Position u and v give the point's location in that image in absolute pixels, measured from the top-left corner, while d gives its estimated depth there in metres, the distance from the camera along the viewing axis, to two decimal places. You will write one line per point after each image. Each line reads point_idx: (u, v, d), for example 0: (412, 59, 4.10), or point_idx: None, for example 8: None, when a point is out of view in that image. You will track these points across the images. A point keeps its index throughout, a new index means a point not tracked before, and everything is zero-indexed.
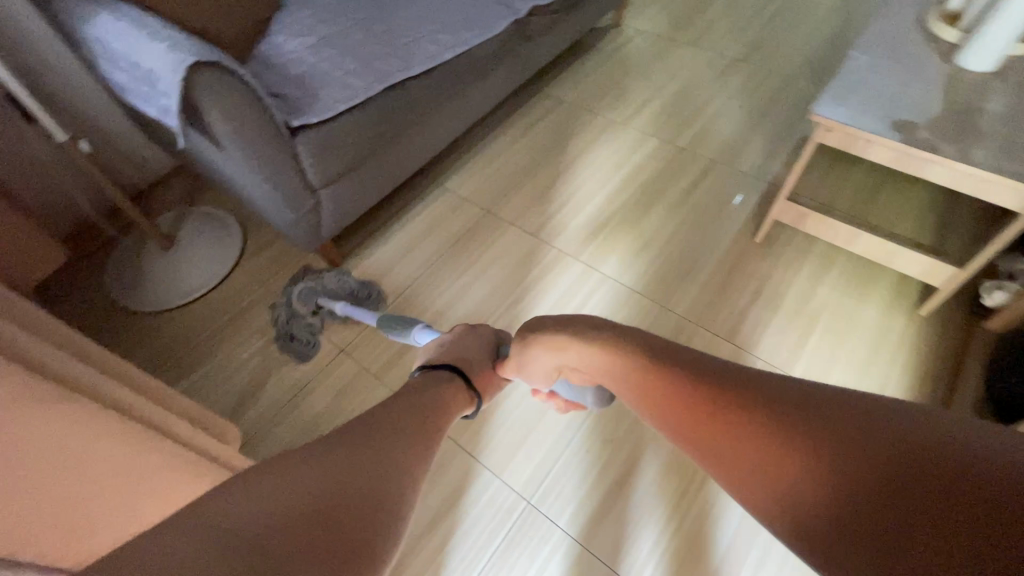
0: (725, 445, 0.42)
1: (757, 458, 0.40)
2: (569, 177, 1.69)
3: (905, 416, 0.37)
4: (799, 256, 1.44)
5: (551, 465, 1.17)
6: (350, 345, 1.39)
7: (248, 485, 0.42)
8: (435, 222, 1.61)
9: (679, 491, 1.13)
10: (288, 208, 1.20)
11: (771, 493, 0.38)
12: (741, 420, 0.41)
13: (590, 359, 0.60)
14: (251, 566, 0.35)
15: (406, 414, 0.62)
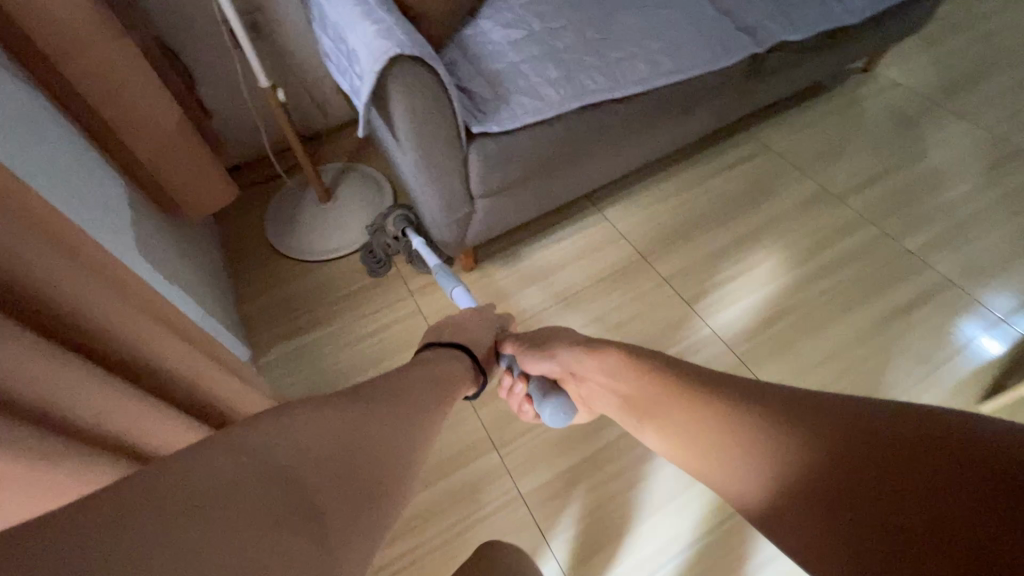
0: (745, 461, 0.57)
1: (777, 472, 0.53)
2: (750, 246, 1.43)
3: (895, 416, 0.49)
4: None
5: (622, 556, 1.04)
6: None
7: (292, 415, 0.49)
8: (583, 251, 1.44)
9: None
10: (441, 210, 1.12)
11: (789, 497, 0.51)
12: (752, 435, 0.57)
13: (611, 363, 0.82)
14: (274, 503, 0.39)
15: (413, 396, 0.70)
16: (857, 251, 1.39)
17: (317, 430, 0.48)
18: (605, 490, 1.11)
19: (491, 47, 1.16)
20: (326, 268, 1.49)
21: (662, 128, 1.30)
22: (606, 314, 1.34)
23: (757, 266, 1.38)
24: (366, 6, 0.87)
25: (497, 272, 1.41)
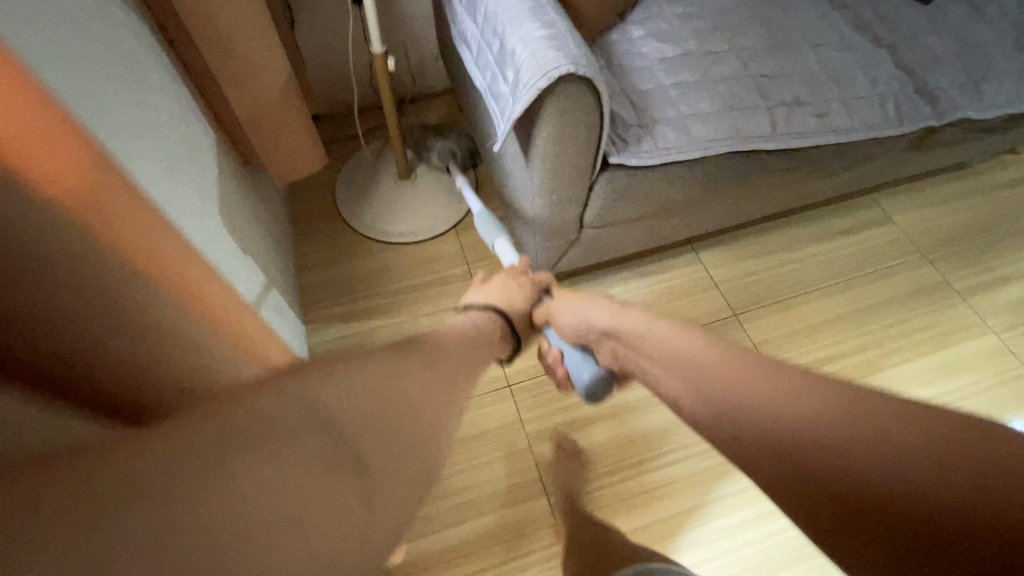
0: (837, 462, 0.48)
1: (874, 461, 0.47)
2: (857, 325, 1.30)
3: (985, 440, 0.47)
4: None
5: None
6: (520, 386, 1.19)
7: (281, 394, 0.41)
8: (674, 294, 1.32)
9: None
10: (546, 237, 1.01)
11: (857, 483, 0.46)
12: (849, 449, 0.48)
13: (638, 326, 0.72)
14: (217, 488, 0.34)
15: (454, 337, 0.66)
16: (975, 361, 1.25)
17: (348, 380, 0.44)
18: None
19: (640, 62, 1.02)
20: (394, 252, 1.39)
21: (798, 184, 1.15)
22: None
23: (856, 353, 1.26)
24: (537, 4, 0.75)
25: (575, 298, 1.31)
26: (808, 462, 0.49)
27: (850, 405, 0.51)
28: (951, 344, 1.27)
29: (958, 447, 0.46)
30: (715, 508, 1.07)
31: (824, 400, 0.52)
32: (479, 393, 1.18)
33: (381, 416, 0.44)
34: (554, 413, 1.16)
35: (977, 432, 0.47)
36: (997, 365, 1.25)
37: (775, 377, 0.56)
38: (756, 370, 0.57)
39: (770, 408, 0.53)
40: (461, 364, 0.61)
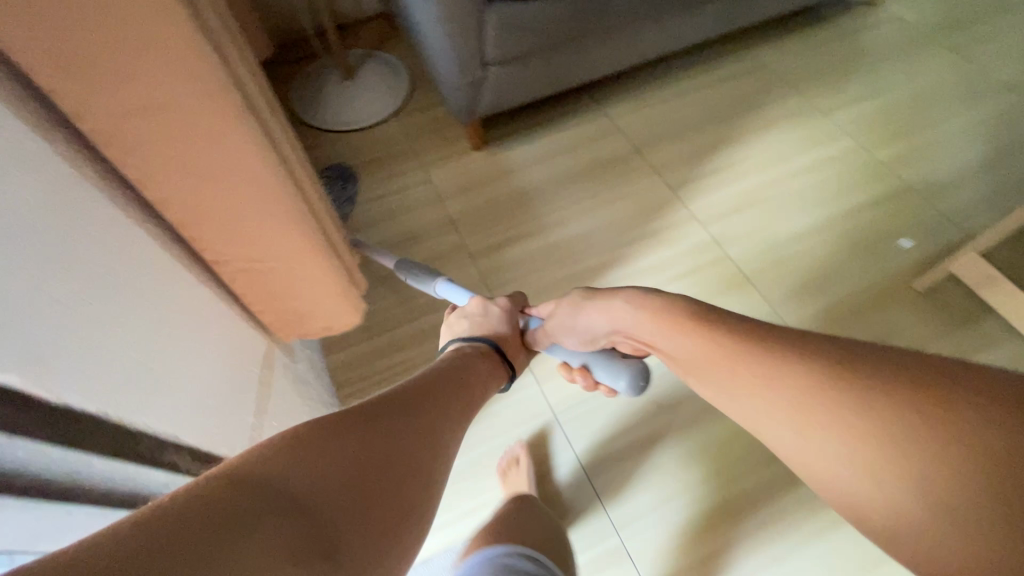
0: (824, 410, 0.49)
1: (854, 419, 0.47)
2: (737, 144, 1.54)
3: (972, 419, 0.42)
4: (953, 316, 1.21)
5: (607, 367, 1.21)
6: (460, 218, 1.45)
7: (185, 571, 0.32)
8: (584, 141, 1.57)
9: (712, 466, 1.09)
10: (457, 75, 1.29)
11: (833, 436, 0.48)
12: (848, 379, 0.49)
13: (628, 312, 0.73)
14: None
15: (412, 416, 0.63)
16: (833, 158, 1.49)
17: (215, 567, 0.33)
18: None
19: None
20: (360, 133, 1.62)
21: (662, 22, 1.41)
22: (593, 193, 1.47)
23: (766, 187, 1.45)
24: None
25: (501, 154, 1.55)
26: (822, 483, 0.50)
27: (801, 396, 0.51)
28: (813, 146, 1.52)
29: (892, 431, 0.45)
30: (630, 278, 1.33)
31: (808, 387, 0.51)
32: (428, 229, 1.43)
33: (403, 481, 0.53)
34: (490, 233, 1.42)
35: (840, 407, 0.48)
36: (849, 157, 1.49)
37: (890, 438, 0.45)
38: (777, 379, 0.53)
39: (782, 403, 0.53)
40: (419, 426, 0.62)
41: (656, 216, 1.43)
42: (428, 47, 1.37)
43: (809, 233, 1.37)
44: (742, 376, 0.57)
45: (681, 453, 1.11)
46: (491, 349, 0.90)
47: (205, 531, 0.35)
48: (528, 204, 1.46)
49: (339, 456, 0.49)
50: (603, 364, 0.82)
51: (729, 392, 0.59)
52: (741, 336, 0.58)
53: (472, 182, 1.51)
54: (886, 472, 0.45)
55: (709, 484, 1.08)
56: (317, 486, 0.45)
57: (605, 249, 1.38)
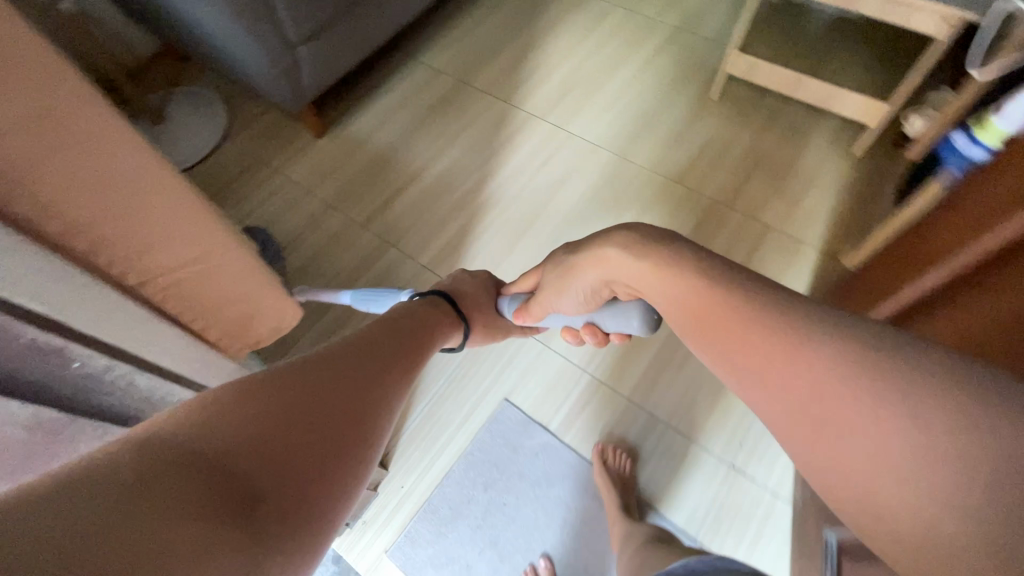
0: (799, 379, 0.40)
1: (868, 403, 0.36)
2: (538, 45, 1.74)
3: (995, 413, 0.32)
4: (743, 107, 1.53)
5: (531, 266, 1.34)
6: (336, 200, 1.49)
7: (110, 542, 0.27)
8: (414, 91, 1.67)
9: None
10: (270, 65, 1.33)
11: (828, 452, 0.38)
12: (810, 358, 0.39)
13: (589, 273, 0.66)
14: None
15: (367, 352, 0.57)
16: (614, 28, 1.75)
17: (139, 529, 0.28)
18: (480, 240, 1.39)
19: None
20: (201, 165, 1.58)
21: None
22: (442, 130, 1.59)
23: (577, 69, 1.67)
24: None
25: (344, 130, 1.61)
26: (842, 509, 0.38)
27: (798, 363, 0.40)
28: (596, 25, 1.76)
29: (939, 449, 0.33)
30: (505, 183, 1.48)
31: (780, 354, 0.41)
32: (311, 222, 1.47)
33: (345, 400, 0.47)
34: (370, 200, 1.49)
35: (865, 386, 0.37)
36: (626, 23, 1.75)
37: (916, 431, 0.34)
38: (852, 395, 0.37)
39: (782, 372, 0.41)
40: (389, 373, 0.56)
41: (503, 127, 1.59)
42: (227, 54, 1.37)
43: (622, 91, 1.61)
44: (724, 363, 0.47)
45: None
46: (444, 300, 0.84)
47: (140, 492, 0.30)
48: (391, 161, 1.55)
49: (297, 407, 0.42)
50: (607, 315, 0.73)
51: (683, 312, 0.51)
52: (664, 278, 0.54)
53: (331, 165, 1.55)
54: (904, 501, 0.34)
55: None
56: (266, 428, 0.39)
57: (476, 168, 1.51)
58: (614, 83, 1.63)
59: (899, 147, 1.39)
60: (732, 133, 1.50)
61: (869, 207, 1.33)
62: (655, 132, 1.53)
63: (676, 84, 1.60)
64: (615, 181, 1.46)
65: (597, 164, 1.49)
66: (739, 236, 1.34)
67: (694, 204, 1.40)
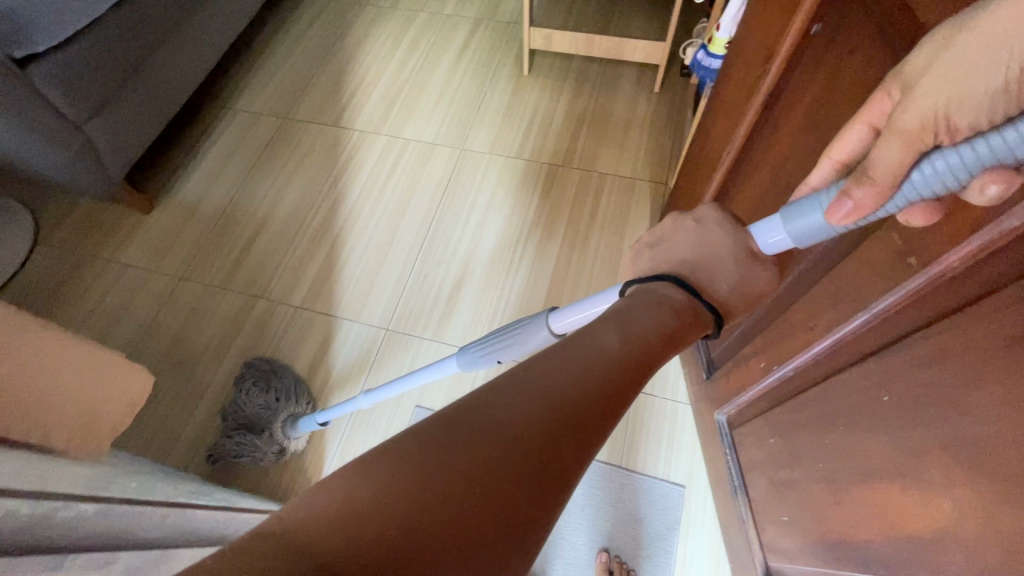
0: None
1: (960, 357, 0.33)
2: (352, 63, 1.75)
3: None
4: (554, 76, 1.65)
5: (407, 274, 1.36)
6: (187, 272, 1.40)
7: None
8: (237, 140, 1.61)
9: (508, 263, 1.36)
10: (57, 150, 1.22)
11: None
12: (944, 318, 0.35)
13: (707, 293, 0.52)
14: None
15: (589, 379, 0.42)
16: (419, 32, 1.80)
17: None
18: (350, 264, 1.38)
19: None
20: (13, 280, 1.40)
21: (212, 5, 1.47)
22: (280, 170, 1.55)
23: (395, 78, 1.71)
24: None
25: (173, 198, 1.51)
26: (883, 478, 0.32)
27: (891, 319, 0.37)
28: (401, 32, 1.80)
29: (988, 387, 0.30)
30: (359, 203, 1.48)
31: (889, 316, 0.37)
32: (165, 301, 1.37)
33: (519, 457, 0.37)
34: (223, 260, 1.42)
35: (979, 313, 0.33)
36: (429, 25, 1.81)
37: None
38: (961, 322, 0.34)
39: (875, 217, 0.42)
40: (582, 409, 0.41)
41: (340, 151, 1.58)
42: (2, 152, 1.22)
43: (444, 87, 1.67)
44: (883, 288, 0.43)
45: (485, 274, 1.35)
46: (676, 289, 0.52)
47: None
48: (233, 215, 1.48)
49: (498, 464, 0.36)
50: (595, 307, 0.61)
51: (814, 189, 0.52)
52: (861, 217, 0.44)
53: (169, 237, 1.45)
54: None
55: (513, 278, 1.34)
56: (415, 522, 0.33)
57: (324, 196, 1.49)
58: (434, 82, 1.68)
59: (686, 76, 1.59)
60: (552, 99, 1.61)
61: (680, 131, 1.51)
62: (485, 116, 1.61)
63: (489, 70, 1.69)
64: (462, 172, 1.51)
65: (441, 160, 1.54)
66: (584, 187, 1.46)
67: (539, 171, 1.50)
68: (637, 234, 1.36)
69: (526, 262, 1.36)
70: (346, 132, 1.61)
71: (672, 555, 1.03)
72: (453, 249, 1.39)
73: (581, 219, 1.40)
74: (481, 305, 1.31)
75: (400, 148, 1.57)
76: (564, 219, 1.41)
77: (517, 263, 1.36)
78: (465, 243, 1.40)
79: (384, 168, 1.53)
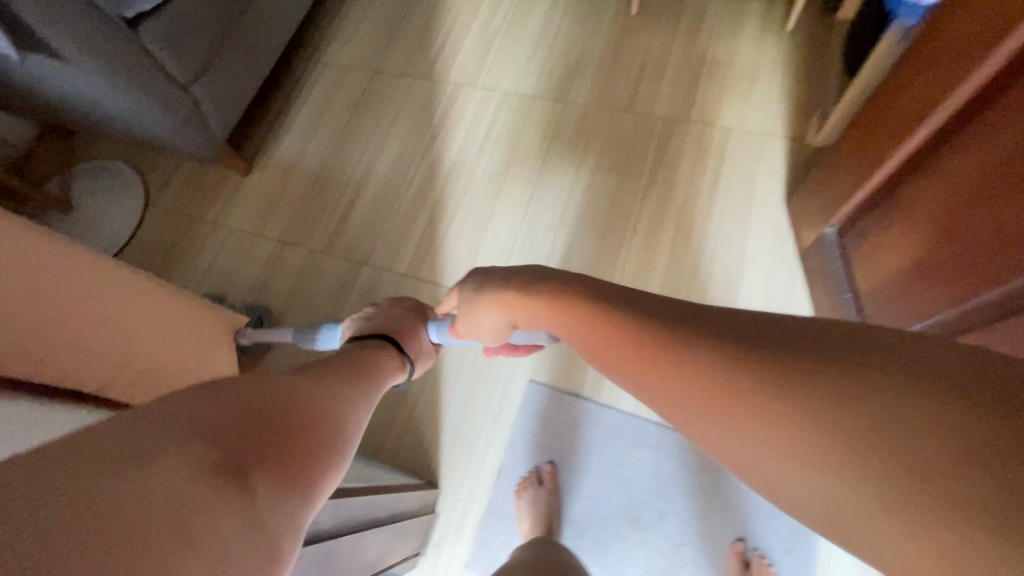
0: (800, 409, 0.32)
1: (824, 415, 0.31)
2: (442, 8, 1.62)
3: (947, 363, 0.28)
4: (668, 16, 1.47)
5: (513, 242, 1.29)
6: (290, 236, 1.39)
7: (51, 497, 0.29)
8: (329, 96, 1.55)
9: (620, 231, 1.27)
10: (168, 114, 1.20)
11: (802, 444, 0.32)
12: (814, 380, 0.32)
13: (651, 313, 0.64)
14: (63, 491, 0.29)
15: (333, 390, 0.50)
16: None
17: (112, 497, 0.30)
18: (452, 231, 1.33)
19: None
20: (131, 241, 1.44)
21: None
22: (374, 128, 1.48)
23: (488, 24, 1.57)
24: None
25: (271, 160, 1.49)
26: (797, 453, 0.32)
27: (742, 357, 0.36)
28: None
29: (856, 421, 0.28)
30: (457, 164, 1.41)
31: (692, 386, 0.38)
32: (271, 265, 1.37)
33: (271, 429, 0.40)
34: (324, 225, 1.39)
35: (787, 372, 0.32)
36: None
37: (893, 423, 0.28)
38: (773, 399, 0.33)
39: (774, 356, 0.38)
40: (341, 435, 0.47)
41: (434, 107, 1.49)
42: (115, 117, 1.22)
43: (544, 32, 1.53)
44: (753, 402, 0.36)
45: (596, 242, 1.26)
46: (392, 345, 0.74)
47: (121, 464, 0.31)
48: (331, 177, 1.44)
49: (240, 417, 0.39)
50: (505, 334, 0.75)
51: None
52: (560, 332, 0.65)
53: (270, 200, 1.44)
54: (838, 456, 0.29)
55: (626, 248, 1.25)
56: (230, 432, 0.37)
57: (422, 157, 1.43)
58: (532, 27, 1.54)
59: (830, 12, 1.36)
60: (667, 43, 1.44)
61: (821, 79, 1.31)
62: (591, 64, 1.46)
63: (594, 11, 1.52)
64: (566, 129, 1.40)
65: (542, 115, 1.42)
66: (705, 145, 1.31)
67: (652, 127, 1.36)
68: (768, 199, 1.22)
69: (640, 230, 1.26)
70: (439, 86, 1.51)
71: (813, 550, 0.97)
72: (560, 215, 1.30)
73: (701, 182, 1.28)
74: (593, 276, 1.23)
75: (498, 103, 1.46)
76: (682, 182, 1.29)
77: (630, 230, 1.26)
78: (571, 208, 1.31)
79: (482, 125, 1.44)
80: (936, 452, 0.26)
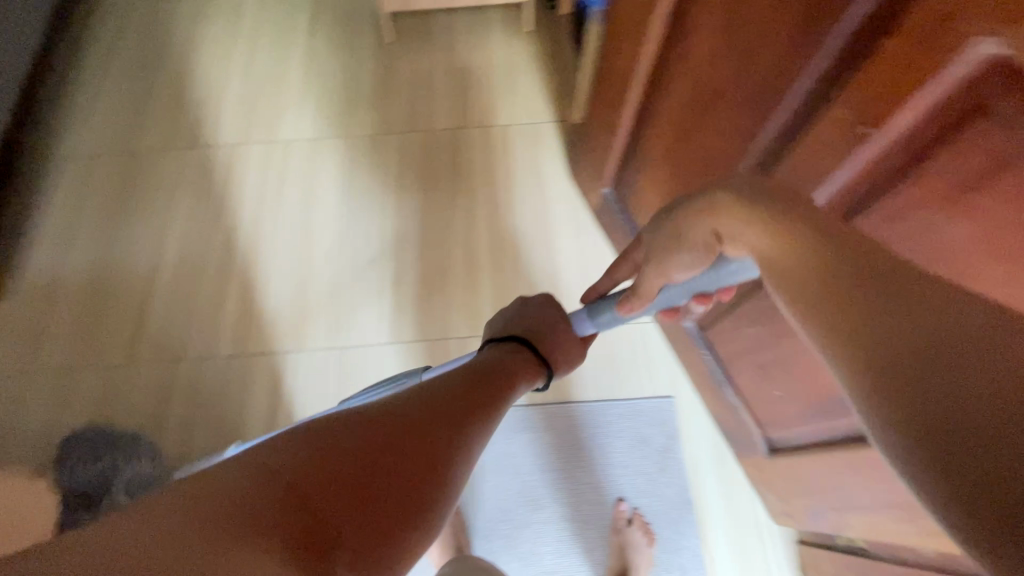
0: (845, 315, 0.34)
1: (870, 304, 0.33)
2: (188, 71, 1.52)
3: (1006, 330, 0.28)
4: (420, 37, 1.55)
5: (339, 283, 1.26)
6: (76, 358, 1.19)
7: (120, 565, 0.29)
8: (79, 191, 1.35)
9: (440, 241, 1.31)
10: None
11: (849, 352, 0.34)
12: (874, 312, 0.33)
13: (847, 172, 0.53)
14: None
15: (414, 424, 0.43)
16: (255, 19, 1.59)
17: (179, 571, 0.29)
18: (270, 293, 1.25)
19: None
20: None
21: None
22: (147, 212, 1.33)
23: (245, 77, 1.51)
24: None
25: (23, 281, 1.25)
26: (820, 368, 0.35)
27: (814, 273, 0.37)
28: (236, 23, 1.58)
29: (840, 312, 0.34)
30: (256, 225, 1.33)
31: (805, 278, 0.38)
32: (60, 398, 1.15)
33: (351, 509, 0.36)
34: (116, 332, 1.21)
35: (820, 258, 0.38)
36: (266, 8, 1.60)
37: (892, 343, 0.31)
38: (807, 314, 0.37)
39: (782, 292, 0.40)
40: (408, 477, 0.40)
41: (211, 173, 1.39)
42: None
43: (307, 73, 1.51)
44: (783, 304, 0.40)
45: (420, 259, 1.29)
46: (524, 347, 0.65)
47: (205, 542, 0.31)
48: (109, 278, 1.26)
49: (317, 490, 0.35)
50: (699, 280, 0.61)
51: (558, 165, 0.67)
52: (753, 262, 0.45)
53: (36, 326, 1.21)
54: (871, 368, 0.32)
55: (450, 255, 1.29)
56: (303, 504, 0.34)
57: (213, 228, 1.32)
58: (292, 71, 1.51)
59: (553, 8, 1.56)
60: (428, 61, 1.52)
61: (564, 64, 1.49)
62: (363, 95, 1.48)
63: (350, 44, 1.55)
64: (358, 161, 1.40)
65: (330, 154, 1.41)
66: (490, 145, 1.41)
67: (438, 139, 1.43)
68: (555, 176, 1.36)
69: (457, 235, 1.31)
70: (210, 150, 1.41)
71: (682, 460, 1.09)
72: (376, 242, 1.30)
73: (497, 177, 1.37)
74: (427, 291, 1.25)
75: (280, 153, 1.41)
76: (481, 182, 1.37)
77: (449, 238, 1.31)
78: (386, 233, 1.31)
79: (270, 179, 1.38)
80: (946, 387, 0.29)
